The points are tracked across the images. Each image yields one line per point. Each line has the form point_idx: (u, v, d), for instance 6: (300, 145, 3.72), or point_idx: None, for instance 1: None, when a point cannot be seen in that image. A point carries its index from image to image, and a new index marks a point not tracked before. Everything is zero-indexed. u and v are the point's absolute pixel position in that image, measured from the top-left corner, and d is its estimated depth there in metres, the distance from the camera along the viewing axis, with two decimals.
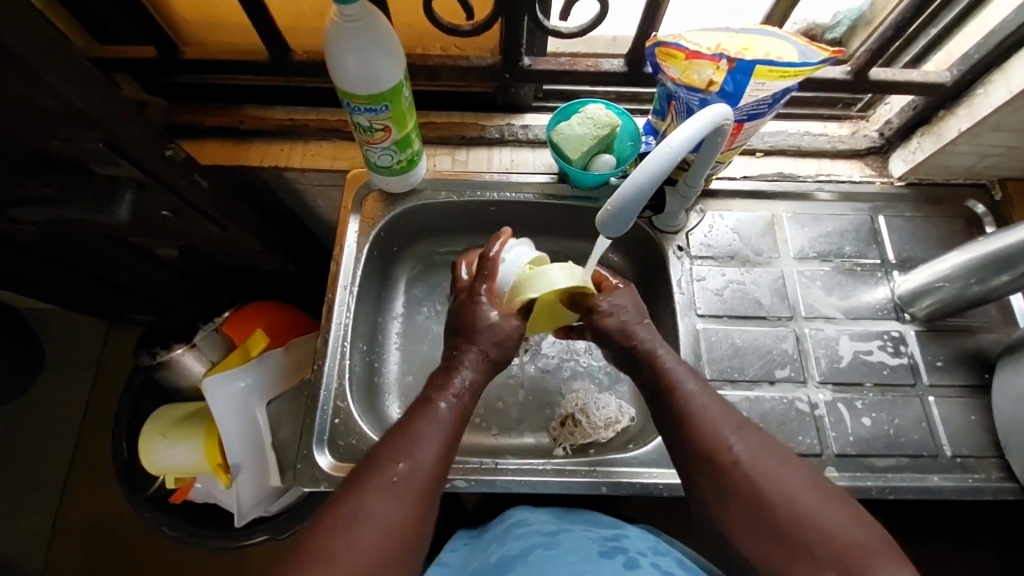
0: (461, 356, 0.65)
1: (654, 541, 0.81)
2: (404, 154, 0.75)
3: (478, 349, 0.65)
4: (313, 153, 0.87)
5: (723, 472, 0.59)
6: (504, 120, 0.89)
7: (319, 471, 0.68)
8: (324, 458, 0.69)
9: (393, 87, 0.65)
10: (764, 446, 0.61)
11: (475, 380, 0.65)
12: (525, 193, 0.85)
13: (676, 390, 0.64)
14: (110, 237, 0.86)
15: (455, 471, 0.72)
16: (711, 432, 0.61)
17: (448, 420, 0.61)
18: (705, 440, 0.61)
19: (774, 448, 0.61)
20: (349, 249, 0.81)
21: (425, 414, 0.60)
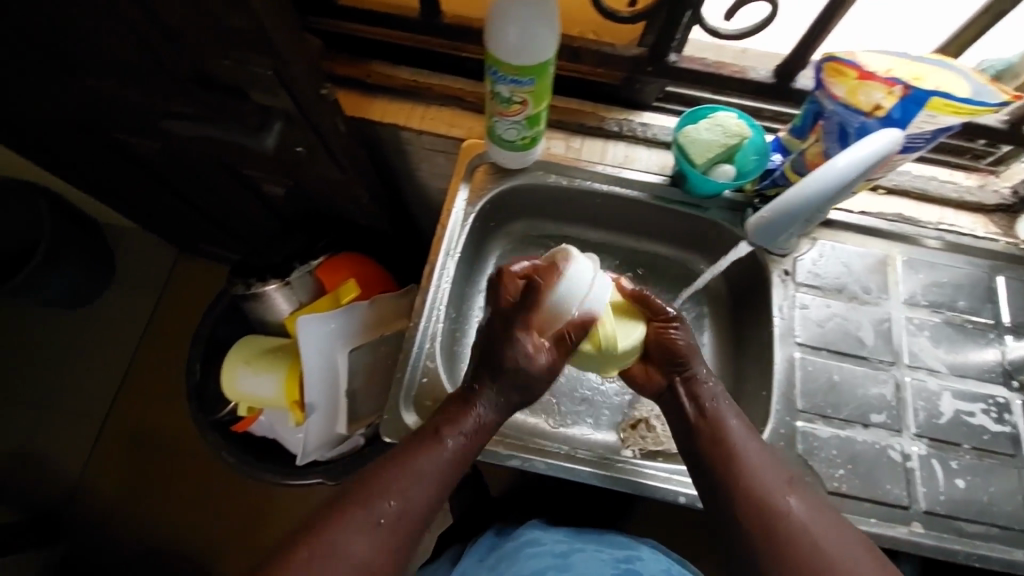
0: (478, 393, 0.65)
1: (666, 565, 0.84)
2: (531, 131, 0.75)
3: (498, 386, 0.65)
4: (432, 117, 0.87)
5: (780, 517, 0.57)
6: (624, 115, 0.87)
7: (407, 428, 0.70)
8: (410, 419, 0.70)
9: (545, 62, 0.65)
10: (812, 501, 0.59)
11: (490, 419, 0.65)
12: (632, 190, 0.84)
13: (722, 427, 0.64)
14: (226, 164, 0.88)
15: (534, 453, 0.72)
16: (757, 480, 0.60)
17: (449, 459, 0.62)
18: (760, 478, 0.60)
19: (824, 504, 0.60)
20: (457, 215, 0.81)
21: (436, 441, 0.62)
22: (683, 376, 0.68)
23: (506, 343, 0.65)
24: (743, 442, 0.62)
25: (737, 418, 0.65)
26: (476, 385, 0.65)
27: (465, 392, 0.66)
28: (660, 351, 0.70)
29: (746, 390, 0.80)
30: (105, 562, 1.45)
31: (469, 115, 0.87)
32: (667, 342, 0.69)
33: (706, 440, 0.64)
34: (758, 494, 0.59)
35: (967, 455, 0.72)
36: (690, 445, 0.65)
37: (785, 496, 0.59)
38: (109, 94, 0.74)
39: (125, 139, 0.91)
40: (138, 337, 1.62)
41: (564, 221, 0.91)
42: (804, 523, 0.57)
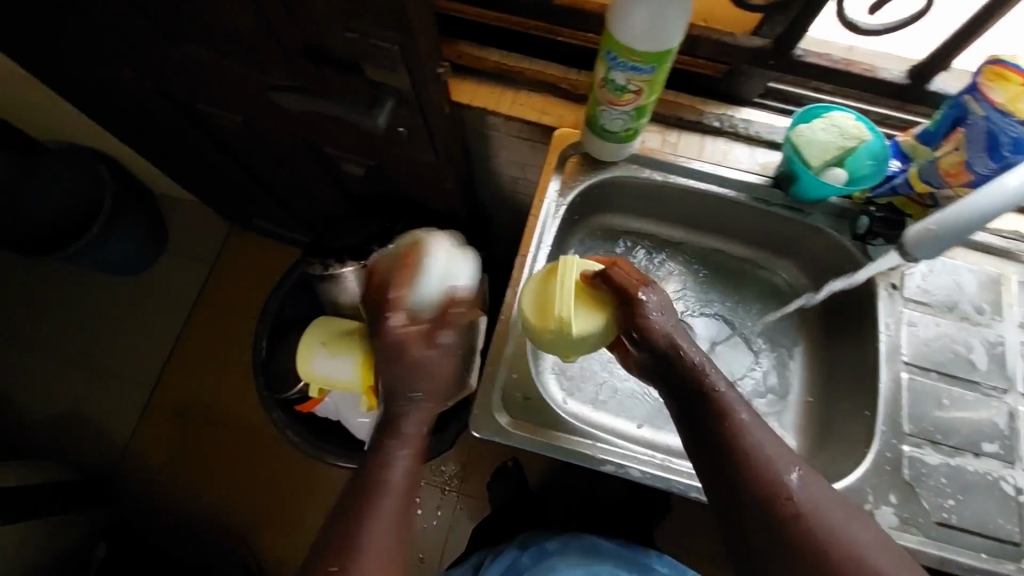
0: (401, 409, 0.58)
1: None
2: (637, 122, 0.71)
3: (416, 397, 0.58)
4: (522, 103, 0.83)
5: (783, 521, 0.53)
6: (724, 110, 0.83)
7: (499, 423, 0.68)
8: (503, 419, 0.69)
9: (670, 48, 0.60)
10: (821, 503, 0.54)
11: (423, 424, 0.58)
12: (728, 190, 0.80)
13: (726, 418, 0.57)
14: (308, 140, 0.86)
15: (630, 459, 0.68)
16: (756, 478, 0.55)
17: (398, 480, 0.56)
18: (767, 474, 0.55)
19: (832, 500, 0.55)
20: (548, 205, 0.78)
21: (371, 466, 0.56)
22: (673, 360, 0.61)
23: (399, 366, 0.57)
24: (752, 434, 0.56)
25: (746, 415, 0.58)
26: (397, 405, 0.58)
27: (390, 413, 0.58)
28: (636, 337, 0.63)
29: (842, 408, 0.77)
30: (150, 527, 1.48)
31: (560, 103, 0.83)
32: (641, 324, 0.62)
33: (696, 422, 0.58)
34: (763, 494, 0.54)
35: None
36: (685, 425, 0.60)
37: (786, 498, 0.54)
38: (206, 64, 0.73)
39: (207, 110, 0.90)
40: (187, 307, 1.63)
41: (650, 217, 0.88)
42: (808, 528, 0.53)
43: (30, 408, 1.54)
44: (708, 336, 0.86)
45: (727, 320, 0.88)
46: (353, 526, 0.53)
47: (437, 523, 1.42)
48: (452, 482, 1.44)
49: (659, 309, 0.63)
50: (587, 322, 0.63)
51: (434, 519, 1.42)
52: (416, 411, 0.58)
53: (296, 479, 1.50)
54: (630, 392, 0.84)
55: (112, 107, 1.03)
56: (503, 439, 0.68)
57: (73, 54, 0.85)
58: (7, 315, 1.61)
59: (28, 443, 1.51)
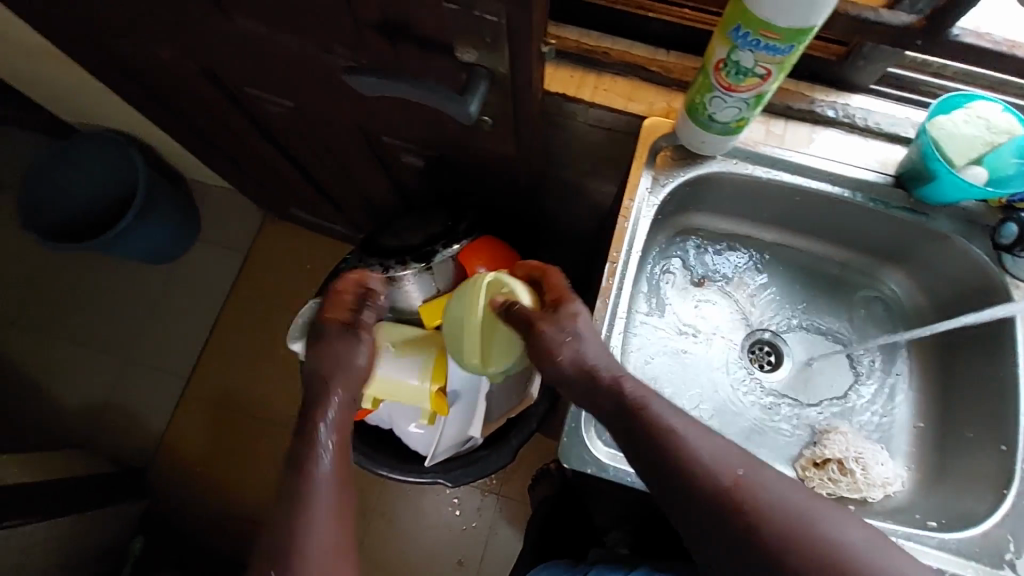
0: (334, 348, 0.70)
1: None
2: (752, 111, 0.62)
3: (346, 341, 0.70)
4: (607, 88, 0.73)
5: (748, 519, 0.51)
6: (836, 97, 0.72)
7: (586, 452, 0.62)
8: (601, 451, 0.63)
9: (813, 26, 0.51)
10: (780, 505, 0.51)
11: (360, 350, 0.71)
12: (839, 188, 0.71)
13: (669, 428, 0.54)
14: (367, 127, 0.79)
15: None
16: (711, 489, 0.52)
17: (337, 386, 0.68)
18: (717, 482, 0.52)
19: (788, 501, 0.51)
20: (638, 204, 0.70)
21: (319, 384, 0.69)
22: (601, 386, 0.58)
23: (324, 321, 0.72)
24: (699, 439, 0.54)
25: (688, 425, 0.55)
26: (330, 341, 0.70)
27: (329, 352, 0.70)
28: (544, 367, 0.62)
29: (959, 436, 0.70)
30: (188, 521, 1.45)
31: (650, 88, 0.74)
32: (545, 357, 0.61)
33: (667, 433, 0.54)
34: (721, 501, 0.52)
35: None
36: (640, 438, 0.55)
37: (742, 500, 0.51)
38: (265, 42, 0.65)
39: (256, 94, 0.82)
40: (219, 297, 1.58)
41: (741, 217, 0.79)
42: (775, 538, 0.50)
43: (64, 398, 1.51)
44: (801, 352, 0.79)
45: (823, 335, 0.79)
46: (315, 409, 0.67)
47: (476, 526, 1.35)
48: (492, 484, 1.37)
49: (569, 332, 0.60)
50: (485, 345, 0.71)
51: (473, 521, 1.36)
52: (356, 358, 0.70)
53: (269, 408, 1.51)
54: (708, 410, 0.76)
55: (151, 89, 0.96)
56: (592, 470, 0.62)
57: (116, 32, 0.78)
58: (40, 301, 1.57)
59: (63, 432, 1.49)
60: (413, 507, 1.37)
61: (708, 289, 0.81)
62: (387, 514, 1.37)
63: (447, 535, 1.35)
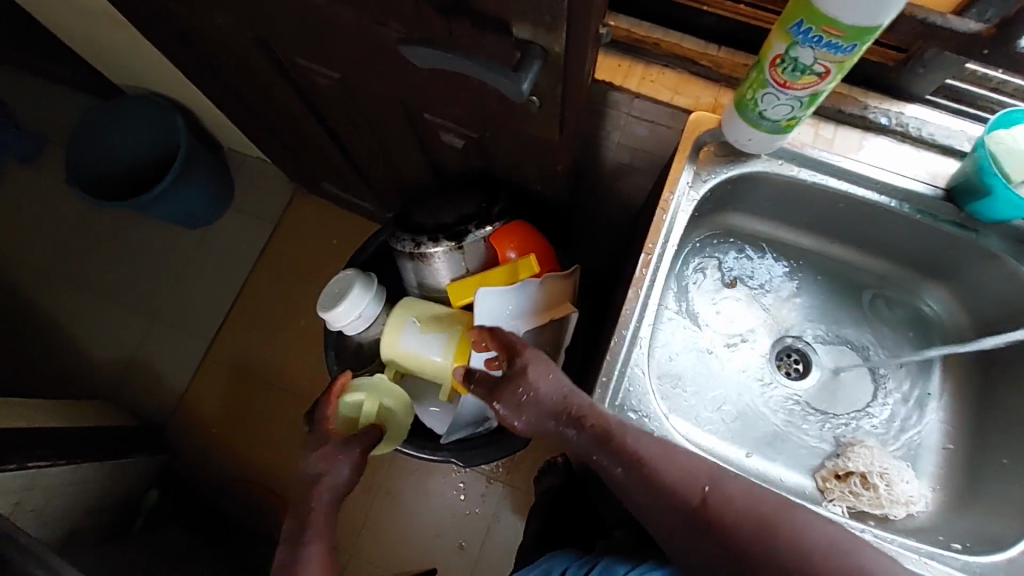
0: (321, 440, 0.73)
1: None
2: (803, 112, 0.61)
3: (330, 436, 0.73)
4: (654, 80, 0.73)
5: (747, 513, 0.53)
6: (889, 105, 0.71)
7: None
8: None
9: (880, 25, 0.50)
10: (744, 519, 0.54)
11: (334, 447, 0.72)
12: (887, 197, 0.69)
13: (635, 449, 0.58)
14: (410, 104, 0.79)
15: None
16: (677, 502, 0.56)
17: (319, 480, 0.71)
18: (683, 496, 0.56)
19: (754, 504, 0.55)
20: (677, 197, 0.70)
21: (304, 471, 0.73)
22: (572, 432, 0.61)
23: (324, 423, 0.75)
24: None
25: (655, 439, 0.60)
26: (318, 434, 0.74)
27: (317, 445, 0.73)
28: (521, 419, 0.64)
29: (989, 459, 0.68)
30: (201, 480, 1.50)
31: (698, 82, 0.73)
32: (512, 414, 0.64)
33: None
34: (688, 512, 0.56)
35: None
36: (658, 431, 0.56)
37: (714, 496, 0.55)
38: (320, 10, 0.66)
39: (305, 64, 0.83)
40: (245, 266, 1.61)
41: (779, 221, 0.78)
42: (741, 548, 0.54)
43: (91, 351, 1.56)
44: (830, 363, 0.78)
45: (854, 347, 0.78)
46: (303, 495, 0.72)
47: (480, 512, 1.36)
48: (498, 472, 1.38)
49: (522, 386, 0.63)
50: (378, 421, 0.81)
51: (477, 507, 1.37)
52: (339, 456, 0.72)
53: (287, 377, 1.53)
54: (730, 412, 0.75)
55: (201, 53, 0.98)
56: None
57: None
58: (75, 255, 1.62)
59: (88, 384, 1.54)
60: (418, 487, 1.38)
61: (739, 291, 0.80)
62: (392, 492, 1.38)
63: (449, 518, 1.36)
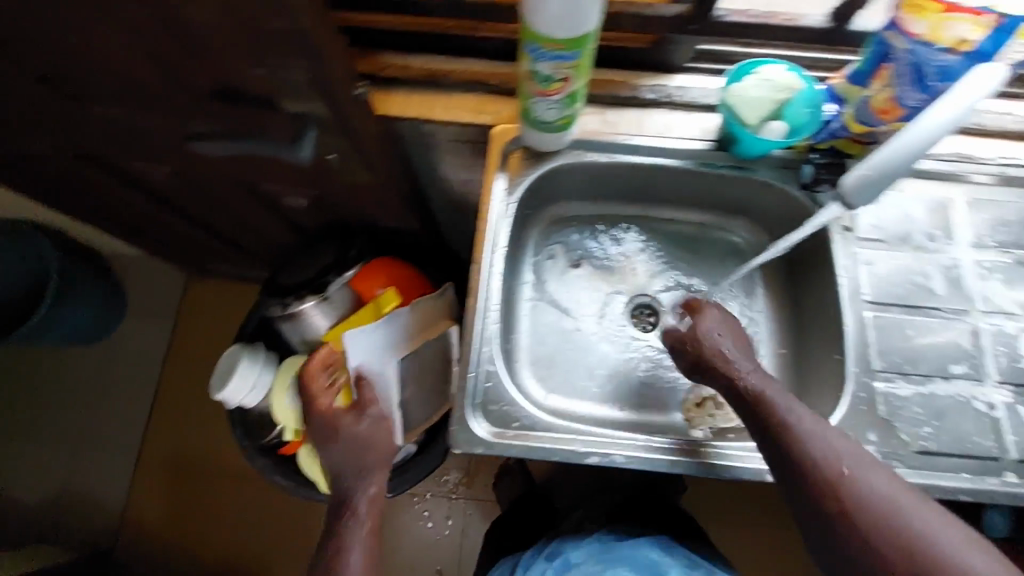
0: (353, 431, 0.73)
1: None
2: (570, 109, 0.71)
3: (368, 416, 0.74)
4: (455, 106, 0.81)
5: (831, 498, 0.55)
6: (655, 80, 0.81)
7: (476, 437, 0.65)
8: (482, 427, 0.66)
9: (587, 33, 0.60)
10: (873, 502, 0.54)
11: (370, 439, 0.72)
12: (674, 160, 0.80)
13: (786, 418, 0.59)
14: (244, 181, 0.83)
15: (614, 445, 0.65)
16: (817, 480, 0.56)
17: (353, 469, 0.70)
18: (823, 470, 0.56)
19: (873, 497, 0.54)
20: (496, 206, 0.77)
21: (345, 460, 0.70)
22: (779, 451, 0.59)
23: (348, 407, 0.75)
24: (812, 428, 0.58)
25: (523, 420, 0.66)
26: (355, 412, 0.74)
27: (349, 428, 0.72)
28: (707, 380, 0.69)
29: (811, 352, 0.79)
30: None
31: (496, 99, 0.81)
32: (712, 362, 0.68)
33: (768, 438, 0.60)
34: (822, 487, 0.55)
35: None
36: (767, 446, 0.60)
37: (835, 491, 0.55)
38: (117, 122, 0.69)
39: (134, 168, 0.86)
40: (158, 366, 1.57)
41: (602, 199, 0.88)
42: (838, 512, 0.54)
43: None
44: (675, 309, 0.88)
45: (691, 289, 0.89)
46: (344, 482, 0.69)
47: (451, 533, 1.40)
48: (458, 489, 1.42)
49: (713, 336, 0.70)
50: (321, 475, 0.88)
51: (447, 529, 1.40)
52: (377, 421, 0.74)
53: (229, 463, 1.52)
54: (604, 377, 0.84)
55: (33, 178, 0.97)
56: (481, 451, 0.65)
57: None
58: None
59: None
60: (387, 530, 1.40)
61: (586, 268, 0.89)
62: None
63: (423, 549, 1.39)
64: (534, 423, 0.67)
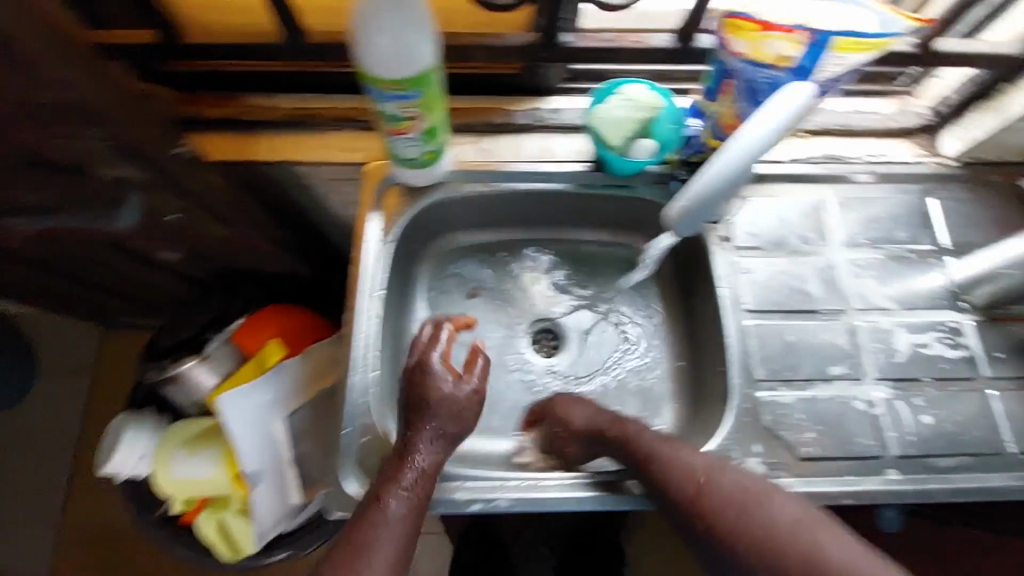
0: (414, 436, 0.61)
1: None
2: (432, 144, 0.68)
3: (432, 427, 0.62)
4: (327, 145, 0.78)
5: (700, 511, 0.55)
6: (531, 104, 0.82)
7: (351, 498, 0.64)
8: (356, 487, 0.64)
9: (424, 72, 0.58)
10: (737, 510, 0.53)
11: (434, 460, 0.61)
12: (554, 184, 0.79)
13: (652, 451, 0.61)
14: (106, 242, 0.79)
15: (498, 489, 0.64)
16: (678, 483, 0.57)
17: (412, 480, 0.59)
18: (684, 490, 0.56)
19: (737, 502, 0.53)
20: (371, 248, 0.74)
21: (399, 448, 0.61)
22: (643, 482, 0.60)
23: (422, 377, 0.64)
24: (676, 452, 0.60)
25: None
26: (416, 421, 0.62)
27: (417, 410, 0.62)
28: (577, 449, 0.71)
29: (705, 364, 0.79)
30: None
31: (369, 136, 0.79)
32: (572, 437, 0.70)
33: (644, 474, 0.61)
34: (684, 500, 0.56)
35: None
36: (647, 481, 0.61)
37: (700, 504, 0.55)
38: None
39: None
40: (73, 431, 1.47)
41: (492, 226, 0.86)
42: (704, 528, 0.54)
43: None
44: (576, 330, 0.86)
45: (591, 309, 0.87)
46: (380, 482, 0.59)
47: None
48: None
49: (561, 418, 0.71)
50: (223, 541, 0.83)
51: None
52: (455, 401, 0.64)
53: None
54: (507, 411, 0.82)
55: None
56: None
57: None
58: None
59: None
60: None
61: (483, 298, 0.87)
62: None
63: None
64: None
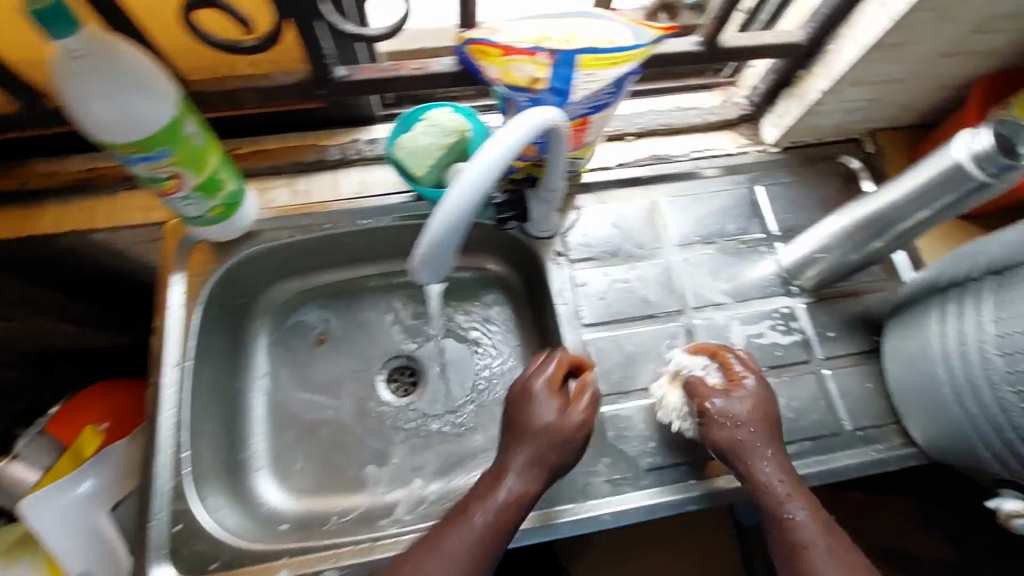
0: (506, 462, 0.58)
1: None
2: (216, 198, 0.63)
3: (525, 455, 0.58)
4: (123, 206, 0.72)
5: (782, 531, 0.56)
6: (348, 137, 0.78)
7: None
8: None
9: (163, 130, 0.53)
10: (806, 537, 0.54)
11: (518, 495, 0.57)
12: (380, 219, 0.76)
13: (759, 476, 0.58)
14: None
15: (326, 559, 0.60)
16: (789, 545, 0.55)
17: (487, 524, 0.55)
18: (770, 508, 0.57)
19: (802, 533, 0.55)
20: (174, 314, 0.68)
21: (488, 477, 0.58)
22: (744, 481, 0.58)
23: (534, 407, 0.61)
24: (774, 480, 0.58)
25: (222, 559, 0.60)
26: (534, 454, 0.58)
27: (537, 437, 0.59)
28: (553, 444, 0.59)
29: None
30: None
31: None
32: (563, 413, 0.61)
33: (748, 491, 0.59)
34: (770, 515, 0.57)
35: (961, 344, 0.59)
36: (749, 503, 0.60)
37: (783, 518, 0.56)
38: None
39: None
40: None
41: (332, 266, 0.82)
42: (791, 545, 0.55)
43: None
44: (433, 365, 0.82)
45: (449, 340, 0.83)
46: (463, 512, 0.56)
47: None
48: None
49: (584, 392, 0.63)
50: None
51: None
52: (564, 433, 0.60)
53: None
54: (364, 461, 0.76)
55: None
56: None
57: None
58: None
59: None
60: None
61: (330, 343, 0.82)
62: None
63: None
64: (235, 555, 0.60)
